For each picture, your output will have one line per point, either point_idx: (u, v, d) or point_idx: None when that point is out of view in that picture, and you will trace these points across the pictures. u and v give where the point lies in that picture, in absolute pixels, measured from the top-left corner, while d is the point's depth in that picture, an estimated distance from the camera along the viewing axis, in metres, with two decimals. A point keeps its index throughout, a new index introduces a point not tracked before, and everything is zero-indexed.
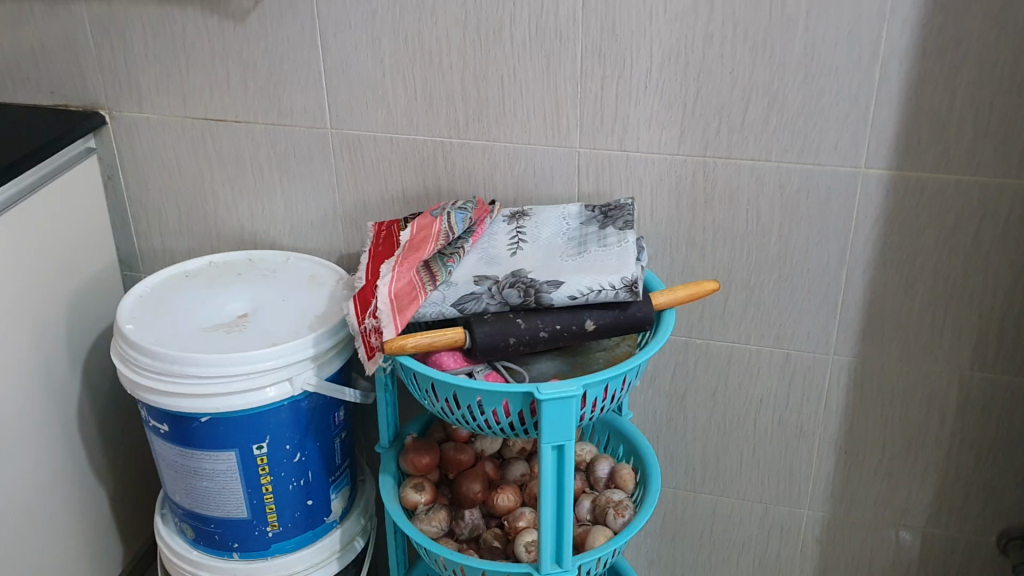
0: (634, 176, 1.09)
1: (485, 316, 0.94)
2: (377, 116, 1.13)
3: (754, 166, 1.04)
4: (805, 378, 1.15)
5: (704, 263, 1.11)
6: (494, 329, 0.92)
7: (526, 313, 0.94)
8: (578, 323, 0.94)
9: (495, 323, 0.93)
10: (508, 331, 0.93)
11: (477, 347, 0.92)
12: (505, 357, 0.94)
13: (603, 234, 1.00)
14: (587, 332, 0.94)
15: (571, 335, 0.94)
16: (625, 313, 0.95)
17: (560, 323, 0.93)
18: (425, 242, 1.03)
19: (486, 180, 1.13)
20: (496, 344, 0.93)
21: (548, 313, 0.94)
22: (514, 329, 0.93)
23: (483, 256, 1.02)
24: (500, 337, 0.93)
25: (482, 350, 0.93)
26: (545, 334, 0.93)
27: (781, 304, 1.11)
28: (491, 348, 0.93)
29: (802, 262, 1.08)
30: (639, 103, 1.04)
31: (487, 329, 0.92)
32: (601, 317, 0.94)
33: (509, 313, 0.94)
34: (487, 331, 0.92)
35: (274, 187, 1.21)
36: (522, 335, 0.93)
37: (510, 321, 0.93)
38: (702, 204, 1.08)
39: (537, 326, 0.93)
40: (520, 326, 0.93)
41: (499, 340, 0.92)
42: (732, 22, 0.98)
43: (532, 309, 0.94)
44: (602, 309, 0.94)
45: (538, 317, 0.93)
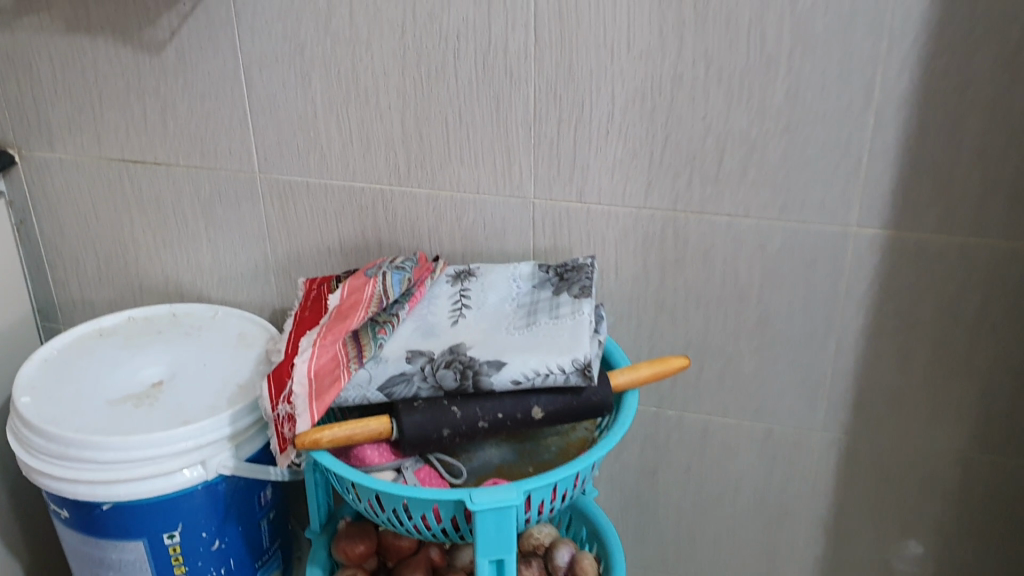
0: (595, 232, 0.96)
1: (415, 403, 0.81)
2: (309, 160, 1.01)
3: (731, 223, 0.92)
4: (789, 456, 1.02)
5: (675, 328, 0.99)
6: (425, 419, 0.80)
7: (464, 398, 0.82)
8: (522, 410, 0.81)
9: (426, 411, 0.80)
10: (441, 421, 0.80)
11: (405, 441, 0.80)
12: (438, 449, 0.82)
13: (556, 301, 0.87)
14: (534, 420, 0.82)
15: (515, 424, 0.82)
16: (578, 398, 0.82)
17: (502, 410, 0.81)
18: (355, 308, 0.90)
19: (431, 232, 1.01)
20: (427, 437, 0.80)
21: (488, 398, 0.81)
22: (447, 419, 0.80)
23: (419, 326, 0.89)
24: (431, 429, 0.80)
25: (410, 444, 0.80)
26: (485, 424, 0.81)
27: (762, 375, 0.99)
28: (421, 442, 0.80)
29: (785, 330, 0.96)
30: (600, 150, 0.92)
31: (416, 419, 0.80)
32: (550, 402, 0.82)
33: (443, 399, 0.81)
34: (416, 422, 0.80)
35: (199, 236, 1.09)
36: (457, 426, 0.80)
37: (444, 410, 0.81)
38: (673, 263, 0.95)
39: (475, 415, 0.81)
40: (455, 415, 0.80)
41: (431, 432, 0.80)
42: (704, 62, 0.85)
43: (470, 394, 0.82)
44: (552, 393, 0.82)
45: (476, 404, 0.81)
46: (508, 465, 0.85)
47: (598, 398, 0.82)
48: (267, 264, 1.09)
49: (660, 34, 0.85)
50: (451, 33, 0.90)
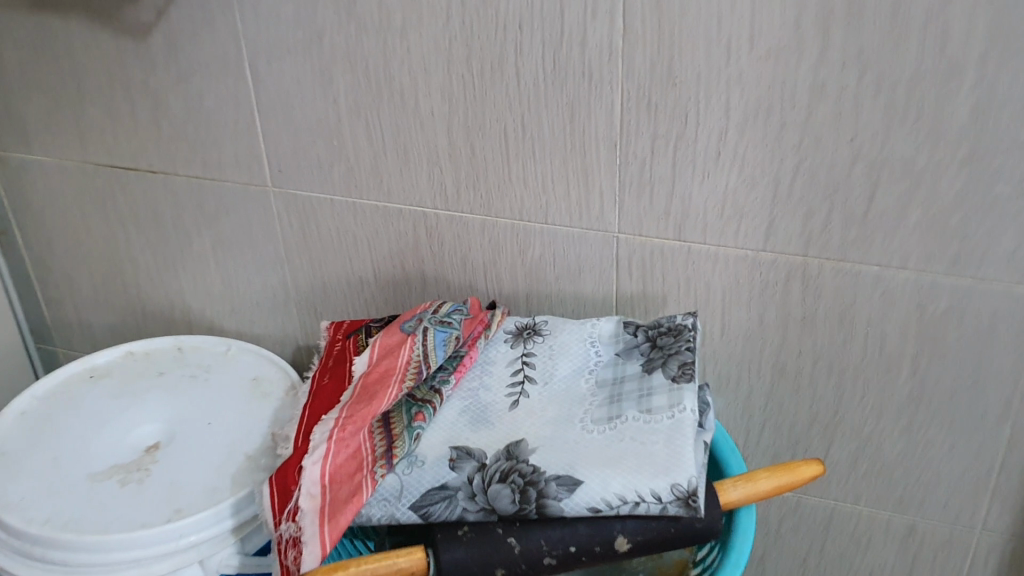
0: (697, 278, 0.74)
1: (459, 533, 0.62)
2: (332, 174, 0.80)
3: (880, 276, 0.69)
4: (935, 555, 0.81)
5: (796, 397, 0.77)
6: (471, 558, 0.61)
7: (523, 525, 0.62)
8: (601, 544, 0.61)
9: (474, 546, 0.61)
10: (493, 560, 0.61)
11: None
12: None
13: (647, 385, 0.67)
14: (617, 554, 0.61)
15: (592, 559, 0.62)
16: (678, 527, 0.61)
17: (574, 544, 0.61)
18: (385, 381, 0.70)
19: (488, 267, 0.80)
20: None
21: (555, 525, 0.61)
22: (502, 556, 0.61)
23: (468, 407, 0.70)
24: (480, 570, 0.61)
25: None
26: (551, 561, 0.61)
27: (906, 461, 0.77)
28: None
29: (942, 411, 0.73)
30: (707, 176, 0.69)
31: (459, 558, 0.61)
32: (639, 531, 0.61)
33: (496, 527, 0.62)
34: (459, 562, 0.61)
35: (207, 257, 0.91)
36: (515, 565, 0.61)
37: (497, 544, 0.61)
38: (799, 321, 0.73)
39: (538, 552, 0.61)
40: (511, 552, 0.61)
41: (479, 574, 0.61)
42: (857, 66, 0.62)
43: (531, 520, 0.62)
44: (641, 520, 0.61)
45: (539, 536, 0.61)
46: None
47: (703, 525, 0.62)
48: (288, 293, 0.90)
49: (796, 27, 0.62)
50: (511, 21, 0.67)
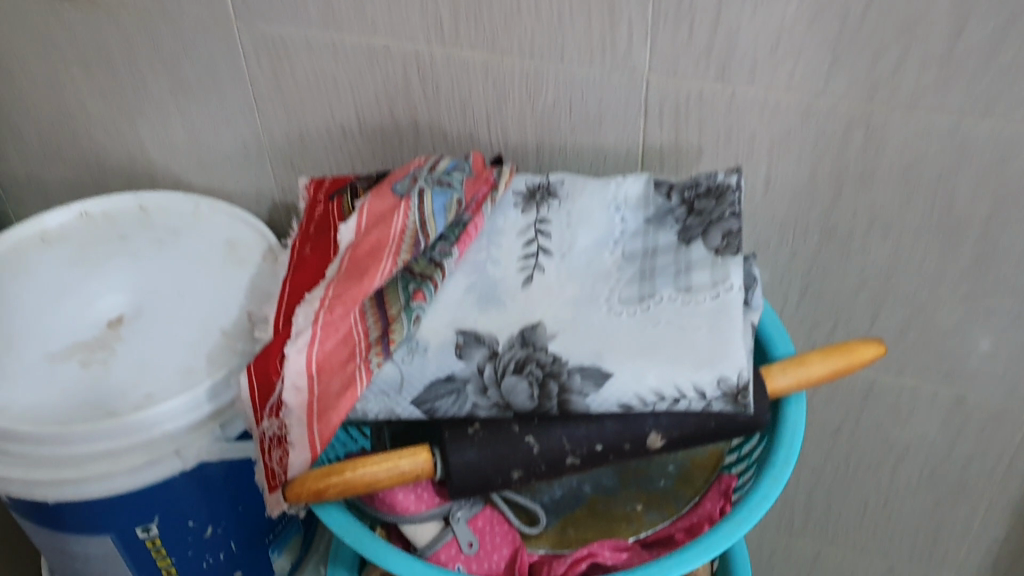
0: (740, 128, 0.64)
1: (468, 431, 0.53)
2: (307, 6, 0.68)
3: (958, 126, 0.59)
4: (982, 429, 0.75)
5: (844, 263, 0.68)
6: (483, 460, 0.53)
7: (542, 421, 0.53)
8: (632, 441, 0.53)
9: (486, 446, 0.53)
10: (508, 462, 0.53)
11: (455, 487, 0.53)
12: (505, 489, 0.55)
13: (686, 259, 0.58)
14: (649, 451, 0.54)
15: (620, 456, 0.54)
16: (719, 422, 0.53)
17: (601, 442, 0.53)
18: (376, 254, 0.61)
19: (493, 115, 0.69)
20: (487, 482, 0.53)
21: (578, 421, 0.53)
22: (518, 458, 0.53)
23: (475, 282, 0.61)
24: (494, 473, 0.53)
25: (463, 490, 0.54)
26: (574, 461, 0.53)
27: (963, 332, 0.69)
28: (478, 487, 0.54)
29: (1011, 278, 0.65)
30: (759, 8, 0.58)
31: (470, 461, 0.53)
32: (676, 428, 0.53)
33: (511, 424, 0.53)
34: (470, 464, 0.53)
35: (167, 105, 0.79)
36: (533, 467, 0.53)
37: (513, 444, 0.53)
38: (856, 179, 0.63)
39: (560, 452, 0.53)
40: (530, 452, 0.53)
41: (493, 477, 0.53)
42: None
43: (550, 416, 0.53)
44: (678, 415, 0.53)
45: (561, 435, 0.53)
46: (604, 496, 0.59)
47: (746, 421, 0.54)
48: (263, 144, 0.79)
49: None
50: None
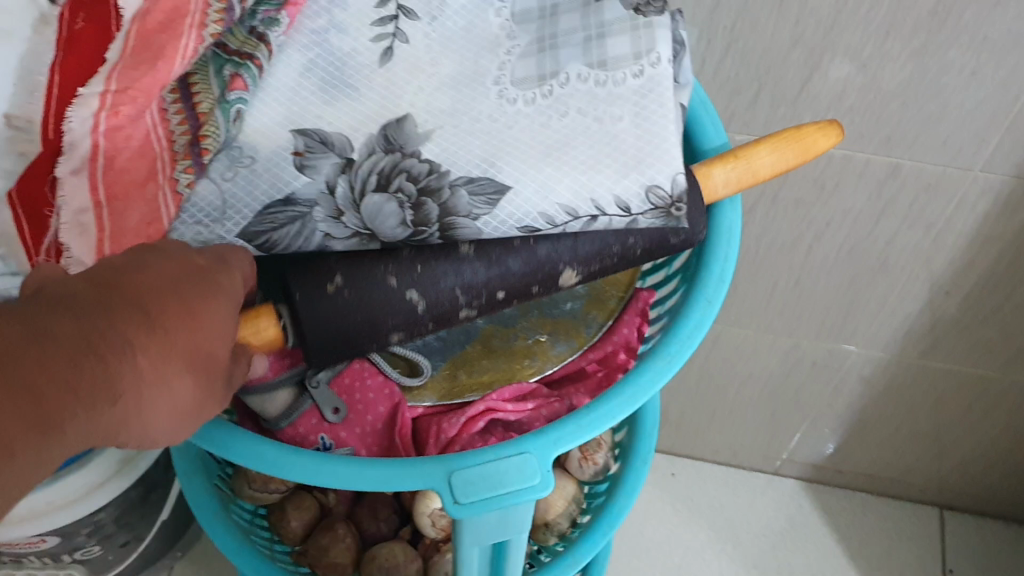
0: None
1: (327, 290, 0.41)
2: None
3: None
4: (913, 202, 0.67)
5: (778, 14, 0.55)
6: (355, 325, 0.42)
7: (425, 255, 0.42)
8: (540, 285, 0.43)
9: (355, 308, 0.42)
10: (386, 324, 0.43)
11: (320, 357, 0.43)
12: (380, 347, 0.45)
13: (597, 22, 0.45)
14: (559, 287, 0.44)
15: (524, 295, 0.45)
16: (645, 248, 0.43)
17: (503, 290, 0.43)
18: (172, 29, 0.43)
19: None
20: (361, 347, 0.43)
21: (474, 260, 0.42)
22: (401, 317, 0.43)
23: (315, 59, 0.47)
24: (370, 338, 0.43)
25: (331, 357, 0.43)
26: (469, 312, 0.44)
27: (909, 93, 0.59)
28: (350, 351, 0.44)
29: (977, 26, 0.54)
30: None
31: (337, 328, 0.42)
32: (596, 262, 0.43)
33: (385, 279, 0.42)
34: (338, 333, 0.42)
35: None
36: (418, 327, 0.43)
37: (391, 301, 0.42)
38: None
39: (450, 305, 0.43)
40: (414, 311, 0.42)
41: (367, 342, 0.43)
42: None
43: (433, 262, 0.42)
44: (591, 247, 0.42)
45: (451, 286, 0.42)
46: (499, 330, 0.50)
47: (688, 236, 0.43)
48: None
49: None
50: None
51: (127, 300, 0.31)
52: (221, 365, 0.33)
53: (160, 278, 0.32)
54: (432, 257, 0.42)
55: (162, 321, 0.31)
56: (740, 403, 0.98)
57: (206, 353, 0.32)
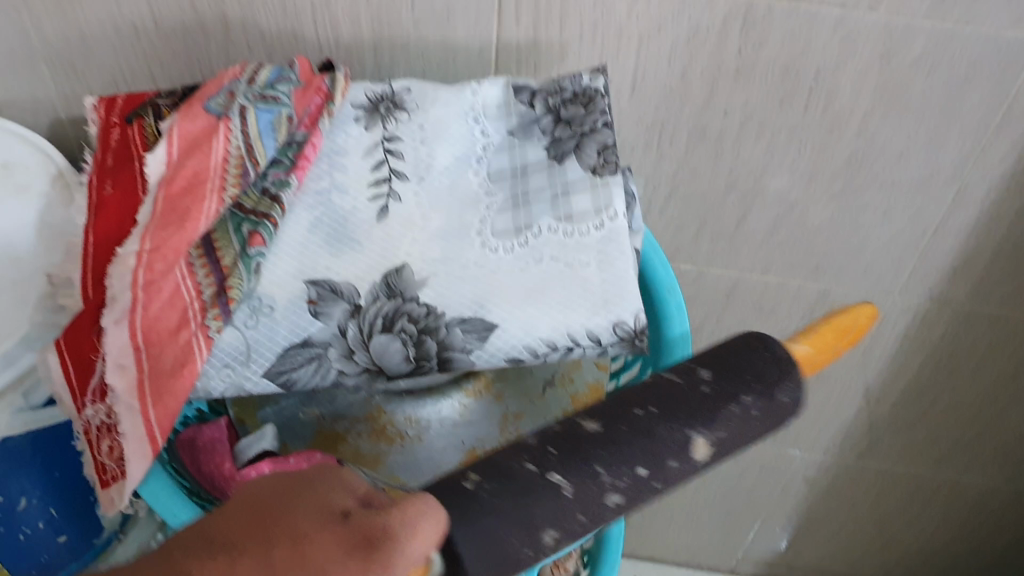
0: (606, 21, 0.56)
1: (457, 484, 0.35)
2: None
3: (844, 21, 0.54)
4: None
5: (715, 164, 0.64)
6: (503, 522, 0.34)
7: (564, 457, 0.36)
8: (679, 461, 0.38)
9: (496, 499, 0.34)
10: (536, 516, 0.35)
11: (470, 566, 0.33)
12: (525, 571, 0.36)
13: (562, 181, 0.52)
14: (695, 476, 0.39)
15: (666, 493, 0.38)
16: (760, 404, 0.40)
17: (648, 467, 0.37)
18: (196, 192, 0.50)
19: (320, 9, 0.59)
20: (514, 551, 0.34)
21: (614, 444, 0.37)
22: (549, 506, 0.35)
23: (320, 217, 0.52)
24: (521, 538, 0.34)
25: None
26: (617, 503, 0.36)
27: (833, 228, 0.68)
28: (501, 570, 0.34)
29: (885, 175, 0.63)
30: None
31: (483, 525, 0.33)
32: (730, 426, 0.39)
33: (522, 463, 0.36)
34: (485, 527, 0.33)
35: None
36: (569, 517, 0.35)
37: (536, 488, 0.35)
38: (731, 76, 0.58)
39: (600, 486, 0.36)
40: (562, 489, 0.35)
41: (519, 545, 0.34)
42: None
43: (564, 442, 0.37)
44: (710, 408, 0.39)
45: (592, 456, 0.36)
46: None
47: (790, 378, 0.42)
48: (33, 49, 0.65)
49: None
50: None
51: (196, 544, 0.30)
52: (322, 548, 0.29)
53: (239, 512, 0.31)
54: (560, 443, 0.37)
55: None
56: (697, 506, 1.04)
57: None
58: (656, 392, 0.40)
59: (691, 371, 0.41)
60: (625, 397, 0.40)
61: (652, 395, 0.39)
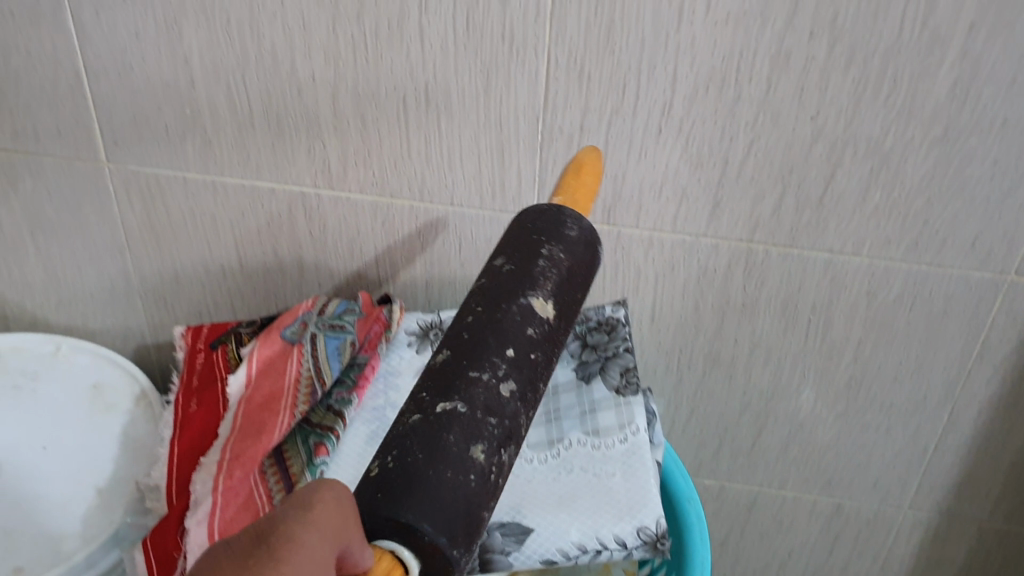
0: (627, 262, 0.66)
1: (373, 474, 0.35)
2: (185, 147, 0.66)
3: (830, 262, 0.63)
4: (858, 534, 0.80)
5: (729, 386, 0.72)
6: (428, 464, 0.35)
7: (435, 393, 0.38)
8: (532, 324, 0.42)
9: (409, 459, 0.35)
10: (454, 445, 0.36)
11: (437, 520, 0.33)
12: (492, 501, 0.37)
13: (589, 399, 0.59)
14: (557, 334, 0.43)
15: (545, 357, 0.42)
16: (562, 246, 0.46)
17: (510, 347, 0.40)
18: (272, 408, 0.58)
19: (382, 254, 0.70)
20: (462, 486, 0.35)
21: (467, 361, 0.39)
22: (459, 428, 0.36)
23: (375, 430, 0.58)
24: (459, 468, 0.35)
25: (452, 527, 0.34)
26: (511, 390, 0.39)
27: (840, 445, 0.73)
28: (464, 512, 0.35)
29: (883, 395, 0.69)
30: (644, 156, 0.60)
31: (418, 483, 0.34)
32: (550, 276, 0.44)
33: (408, 419, 0.37)
34: (420, 481, 0.34)
35: (23, 246, 0.75)
36: (483, 428, 0.37)
37: (433, 425, 0.37)
38: (738, 309, 0.67)
39: (487, 388, 0.38)
40: (460, 414, 0.37)
41: (463, 473, 0.35)
42: (832, 35, 0.53)
43: (434, 382, 0.39)
44: (523, 275, 0.44)
45: (465, 376, 0.39)
46: None
47: (571, 216, 0.48)
48: (133, 283, 0.76)
49: None
50: None
51: None
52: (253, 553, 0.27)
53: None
54: (430, 385, 0.39)
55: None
56: None
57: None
58: (474, 299, 0.43)
59: (489, 264, 0.46)
60: (453, 327, 0.43)
61: (475, 303, 0.43)
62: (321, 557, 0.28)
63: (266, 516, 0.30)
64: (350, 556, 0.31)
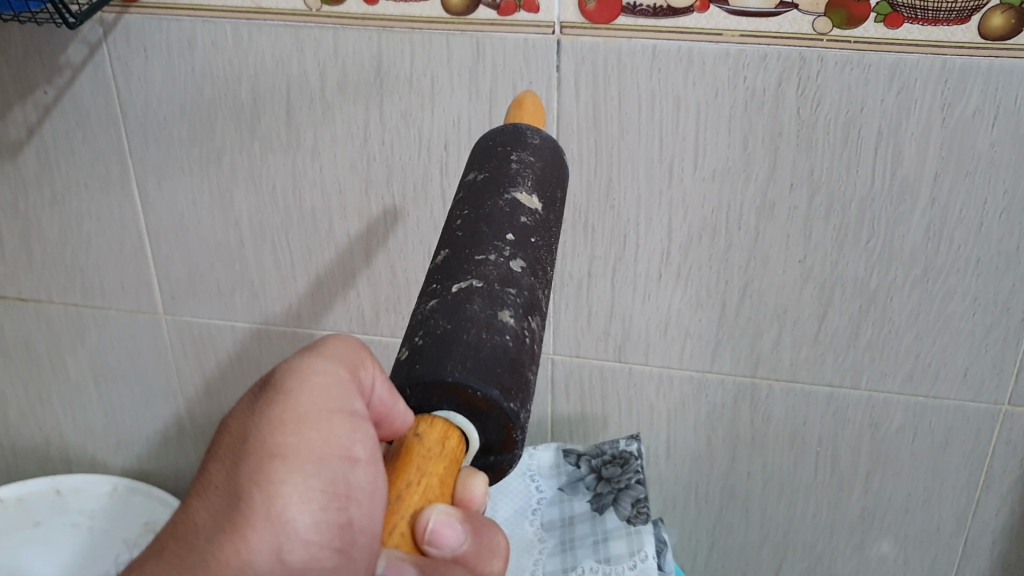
0: (640, 399, 0.70)
1: (407, 355, 0.38)
2: (235, 299, 0.73)
3: (831, 396, 0.66)
4: None
5: (747, 520, 0.75)
6: (459, 330, 0.37)
7: (445, 278, 0.40)
8: (522, 214, 0.43)
9: (440, 330, 0.38)
10: (479, 312, 0.38)
11: (483, 372, 0.36)
12: (532, 361, 0.39)
13: (602, 529, 0.62)
14: (548, 222, 0.44)
15: (543, 241, 0.43)
16: (529, 151, 0.46)
17: (510, 231, 0.41)
18: None
19: None
20: (500, 344, 0.37)
21: (472, 246, 0.41)
22: (480, 298, 0.39)
23: None
24: (491, 329, 0.38)
25: (501, 379, 0.37)
26: (522, 266, 0.41)
27: None
28: (507, 364, 0.37)
29: (898, 528, 0.71)
30: (648, 299, 0.65)
31: (456, 347, 0.37)
32: (527, 174, 0.44)
33: (429, 305, 0.39)
34: (456, 344, 0.37)
35: (87, 390, 0.82)
36: (504, 297, 0.39)
37: (455, 301, 0.39)
38: (748, 444, 0.70)
39: (498, 265, 0.40)
40: (477, 288, 0.39)
41: (498, 334, 0.38)
42: (810, 187, 0.58)
43: (444, 273, 0.40)
44: (505, 173, 0.44)
45: (472, 260, 0.40)
46: None
47: (529, 128, 0.48)
48: (185, 426, 0.82)
49: (743, 148, 0.57)
50: (436, 141, 0.61)
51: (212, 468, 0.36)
52: (275, 388, 0.37)
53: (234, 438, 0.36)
54: (441, 275, 0.40)
55: (219, 482, 0.35)
56: None
57: (241, 436, 0.35)
58: (461, 203, 0.44)
59: (462, 177, 0.46)
60: (446, 230, 0.43)
61: (464, 203, 0.44)
62: (329, 398, 0.37)
63: (283, 365, 0.38)
64: (390, 417, 0.38)
